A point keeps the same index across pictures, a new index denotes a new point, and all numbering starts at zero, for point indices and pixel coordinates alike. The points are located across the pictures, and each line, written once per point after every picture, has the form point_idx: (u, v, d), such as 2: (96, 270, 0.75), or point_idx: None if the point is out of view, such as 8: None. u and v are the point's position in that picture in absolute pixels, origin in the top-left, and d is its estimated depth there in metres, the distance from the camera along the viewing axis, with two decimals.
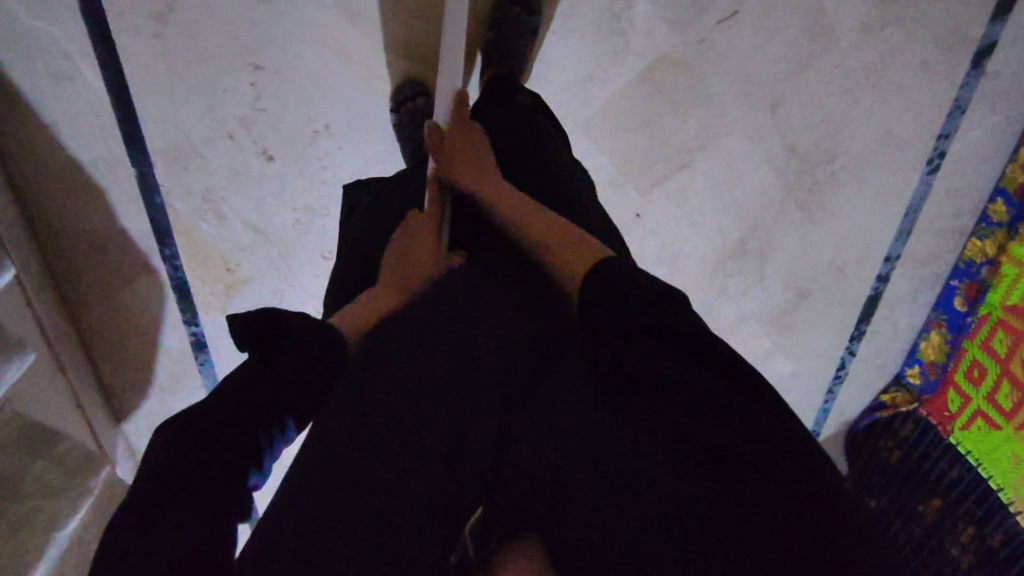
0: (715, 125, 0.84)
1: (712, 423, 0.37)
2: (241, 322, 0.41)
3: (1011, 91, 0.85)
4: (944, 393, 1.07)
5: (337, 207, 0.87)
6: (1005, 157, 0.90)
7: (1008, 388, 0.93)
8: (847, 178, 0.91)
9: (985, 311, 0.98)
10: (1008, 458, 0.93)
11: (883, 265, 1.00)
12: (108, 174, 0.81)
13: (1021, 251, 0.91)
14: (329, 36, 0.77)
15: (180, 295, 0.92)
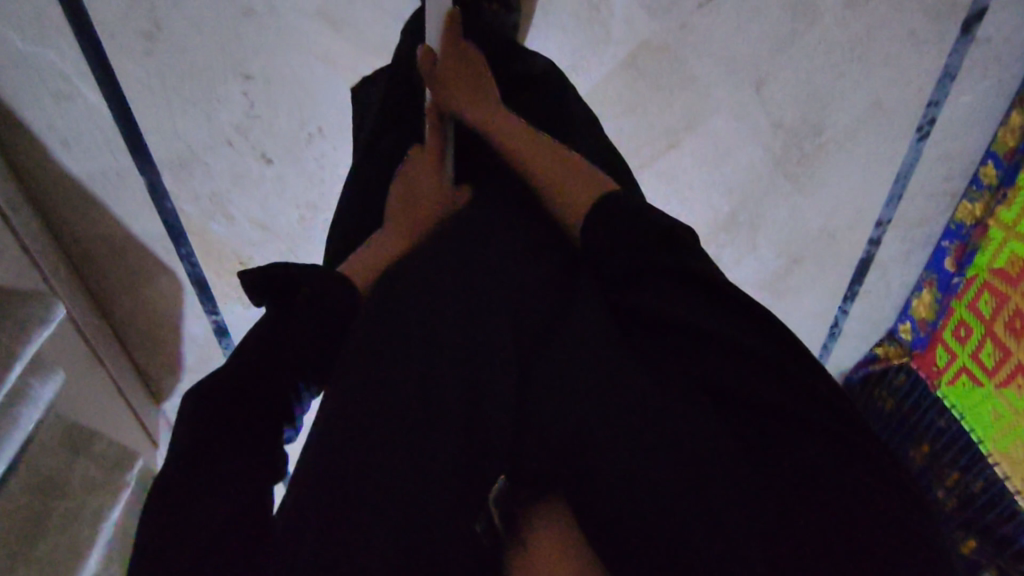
0: (701, 105, 0.85)
1: (706, 350, 0.41)
2: (251, 276, 0.44)
3: (1003, 56, 0.84)
4: (932, 349, 1.09)
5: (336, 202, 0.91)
6: (996, 121, 0.89)
7: (992, 348, 0.96)
8: (836, 149, 0.91)
9: (973, 271, 1.00)
10: (988, 413, 0.97)
11: (875, 229, 1.01)
12: (120, 184, 0.86)
13: (1009, 215, 0.92)
14: (313, 42, 0.78)
15: (199, 288, 0.99)
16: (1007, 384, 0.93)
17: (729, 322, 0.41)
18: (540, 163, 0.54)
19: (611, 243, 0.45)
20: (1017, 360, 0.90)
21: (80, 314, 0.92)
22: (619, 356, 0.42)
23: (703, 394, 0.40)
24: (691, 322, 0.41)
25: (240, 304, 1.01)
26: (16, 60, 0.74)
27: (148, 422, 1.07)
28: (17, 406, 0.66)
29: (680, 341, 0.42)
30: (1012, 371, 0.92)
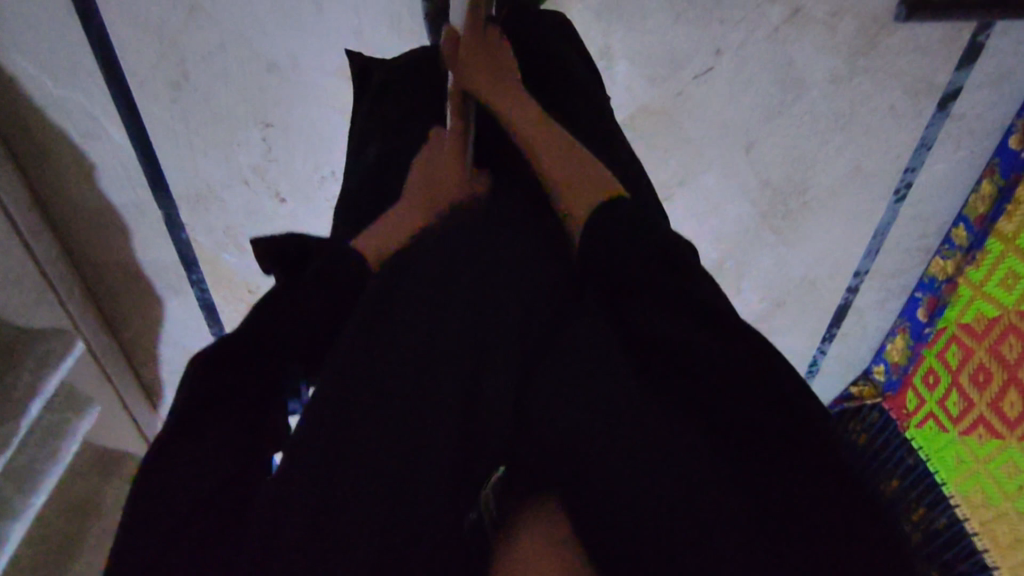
0: (693, 163, 0.91)
1: (712, 376, 0.39)
2: (263, 248, 0.44)
3: (976, 129, 0.89)
4: (904, 393, 1.15)
5: None
6: (968, 187, 0.95)
7: (957, 396, 1.01)
8: (818, 207, 0.97)
9: (942, 323, 1.05)
10: (952, 457, 1.02)
11: (853, 278, 1.07)
12: (138, 216, 0.90)
13: (976, 274, 0.97)
14: (335, 94, 0.83)
15: (208, 311, 1.03)
16: (969, 433, 0.99)
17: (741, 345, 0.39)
18: (546, 147, 0.56)
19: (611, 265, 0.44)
20: (979, 411, 0.96)
21: (91, 335, 0.96)
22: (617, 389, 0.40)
23: (699, 420, 0.38)
24: (698, 347, 0.39)
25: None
26: (49, 103, 0.78)
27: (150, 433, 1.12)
28: (62, 440, 0.80)
29: (692, 364, 0.39)
30: (974, 420, 0.97)
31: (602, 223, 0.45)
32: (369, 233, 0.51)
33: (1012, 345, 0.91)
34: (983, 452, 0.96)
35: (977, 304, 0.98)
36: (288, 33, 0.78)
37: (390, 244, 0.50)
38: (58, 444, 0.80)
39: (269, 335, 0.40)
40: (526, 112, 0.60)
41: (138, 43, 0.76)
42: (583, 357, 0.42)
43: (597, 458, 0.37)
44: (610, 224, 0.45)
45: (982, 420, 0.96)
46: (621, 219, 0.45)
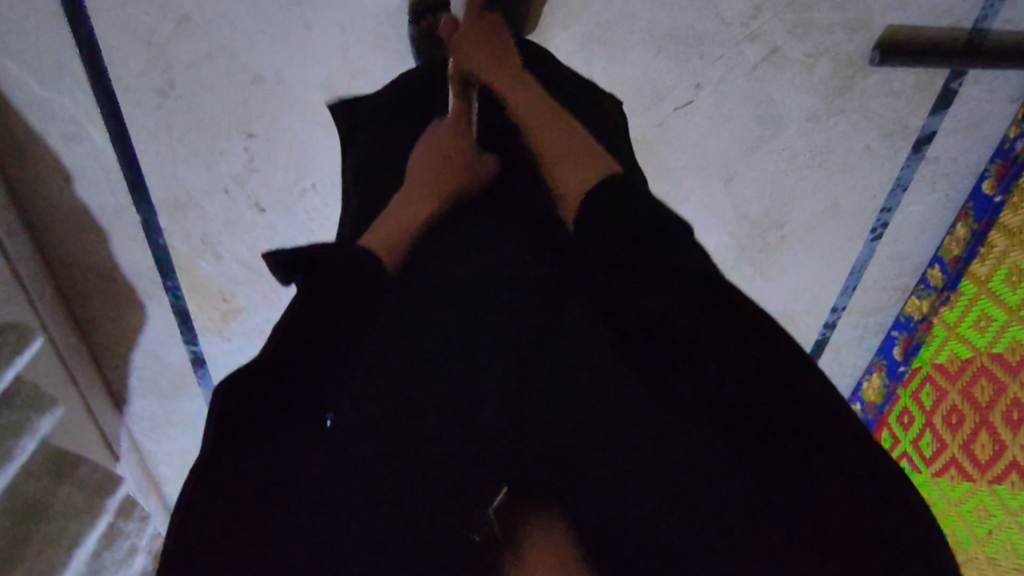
0: (673, 194, 0.92)
1: (716, 367, 0.39)
2: (275, 259, 0.41)
3: (949, 172, 0.92)
4: (879, 431, 1.15)
5: None
6: (943, 228, 0.97)
7: (930, 438, 1.01)
8: (796, 243, 0.98)
9: (917, 363, 1.06)
10: (925, 499, 1.02)
11: (830, 314, 1.08)
12: (116, 219, 0.90)
13: (951, 316, 0.98)
14: (320, 110, 0.84)
15: (181, 319, 1.02)
16: (941, 474, 0.98)
17: (736, 333, 0.39)
18: (544, 124, 0.57)
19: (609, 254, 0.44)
20: (952, 452, 0.96)
21: (60, 336, 0.96)
22: (616, 383, 0.40)
23: (703, 422, 0.38)
24: (710, 341, 0.39)
25: (224, 340, 1.05)
26: (33, 104, 0.79)
27: (114, 440, 1.10)
28: (17, 439, 0.75)
29: (698, 360, 0.39)
30: (947, 461, 0.97)
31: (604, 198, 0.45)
32: (374, 225, 0.52)
33: (983, 387, 0.90)
34: (956, 494, 0.95)
35: (951, 346, 0.98)
36: (276, 47, 0.80)
37: (395, 234, 0.51)
38: (14, 442, 0.75)
39: (299, 334, 0.40)
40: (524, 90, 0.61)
41: (127, 49, 0.77)
42: (578, 348, 0.43)
43: (575, 441, 0.39)
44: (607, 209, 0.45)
45: (955, 461, 0.96)
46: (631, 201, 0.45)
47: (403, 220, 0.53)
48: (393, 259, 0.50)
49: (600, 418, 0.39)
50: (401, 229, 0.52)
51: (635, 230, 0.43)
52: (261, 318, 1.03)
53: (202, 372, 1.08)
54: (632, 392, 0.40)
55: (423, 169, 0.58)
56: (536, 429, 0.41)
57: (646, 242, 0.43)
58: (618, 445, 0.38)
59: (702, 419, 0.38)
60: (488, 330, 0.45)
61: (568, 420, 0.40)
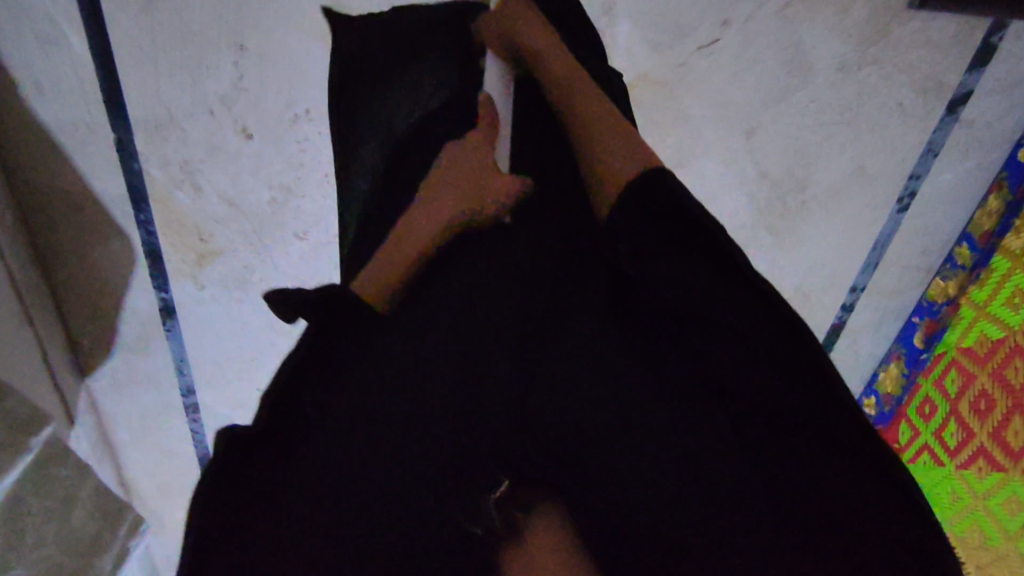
0: (688, 148, 0.87)
1: (728, 346, 0.41)
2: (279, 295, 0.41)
3: (983, 140, 0.87)
4: (895, 425, 1.07)
5: (314, 189, 0.90)
6: (973, 203, 0.92)
7: (955, 427, 0.94)
8: (816, 208, 0.93)
9: (940, 349, 0.99)
10: (947, 494, 0.93)
11: (849, 294, 1.02)
12: (88, 138, 0.82)
13: (979, 294, 0.92)
14: (317, 25, 0.79)
15: (153, 260, 0.94)
16: (966, 466, 0.91)
17: (758, 315, 0.40)
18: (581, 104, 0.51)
19: (637, 249, 0.43)
20: (980, 442, 0.88)
21: (18, 269, 0.87)
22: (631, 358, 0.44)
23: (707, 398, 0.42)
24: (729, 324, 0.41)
25: (197, 288, 0.97)
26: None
27: (71, 399, 1.01)
28: None
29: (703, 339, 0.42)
30: (974, 452, 0.89)
31: (628, 195, 0.43)
32: (373, 266, 0.48)
33: (1018, 369, 0.83)
34: (983, 488, 0.88)
35: (979, 326, 0.91)
36: None
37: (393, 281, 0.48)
38: None
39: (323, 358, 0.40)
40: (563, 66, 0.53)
41: None
42: (596, 341, 0.45)
43: (591, 425, 0.43)
44: (639, 217, 0.43)
45: (982, 452, 0.88)
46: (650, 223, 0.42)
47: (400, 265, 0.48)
48: (386, 300, 0.47)
49: (619, 399, 0.43)
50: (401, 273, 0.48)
51: (664, 238, 0.42)
52: (239, 265, 0.96)
53: (172, 323, 1.00)
54: (638, 376, 0.43)
55: (431, 195, 0.51)
56: (558, 399, 0.44)
57: (674, 247, 0.42)
58: (631, 430, 0.42)
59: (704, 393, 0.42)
60: (501, 318, 0.46)
61: (586, 403, 0.43)
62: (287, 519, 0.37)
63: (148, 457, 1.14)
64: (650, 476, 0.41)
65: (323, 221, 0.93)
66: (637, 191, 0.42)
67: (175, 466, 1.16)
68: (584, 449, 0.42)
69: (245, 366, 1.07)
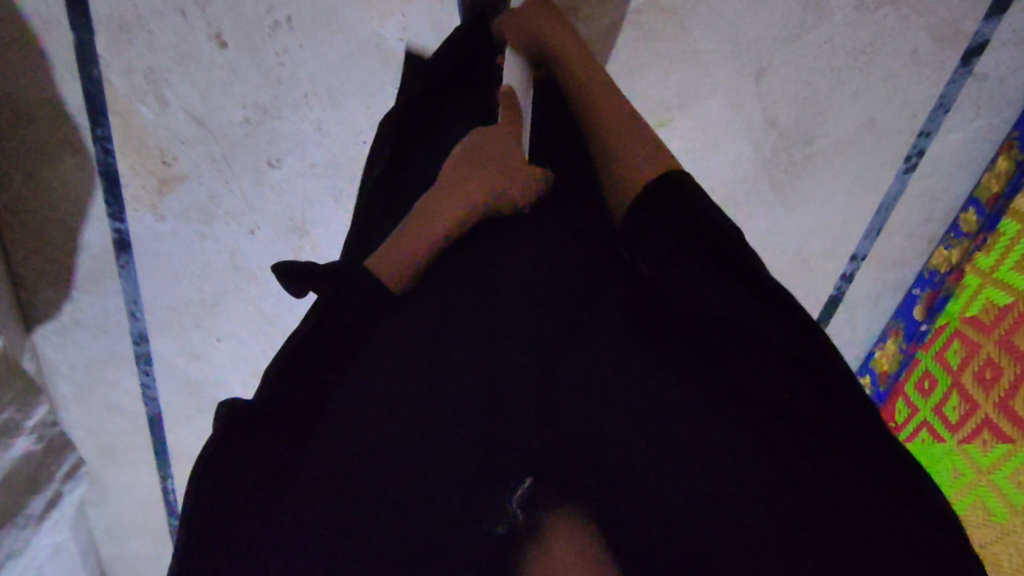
0: (697, 88, 0.82)
1: (749, 355, 0.42)
2: (290, 268, 0.49)
3: (997, 96, 0.84)
4: (893, 403, 1.03)
5: (292, 110, 0.83)
6: (981, 164, 0.89)
7: (957, 400, 0.89)
8: (823, 163, 0.89)
9: (943, 320, 0.95)
10: (948, 472, 0.88)
11: (849, 262, 0.98)
12: (45, 33, 0.74)
13: (987, 259, 0.88)
14: None
15: (107, 185, 0.86)
16: (970, 440, 0.85)
17: (777, 324, 0.42)
18: (604, 108, 0.57)
19: (655, 257, 0.46)
20: (985, 413, 0.83)
21: None
22: (653, 364, 0.44)
23: (730, 413, 0.42)
24: (751, 334, 0.41)
25: (155, 219, 0.89)
26: None
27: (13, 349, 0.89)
28: None
29: (721, 348, 0.43)
30: (977, 425, 0.84)
31: (651, 197, 0.47)
32: (389, 243, 0.50)
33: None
34: (989, 462, 0.81)
35: (986, 292, 0.87)
36: None
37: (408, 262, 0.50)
38: None
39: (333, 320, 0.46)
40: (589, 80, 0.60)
41: None
42: (613, 340, 0.46)
43: (614, 434, 0.42)
44: (659, 219, 0.46)
45: (987, 424, 0.83)
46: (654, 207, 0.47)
47: (416, 249, 0.50)
48: (403, 280, 0.50)
49: (646, 418, 0.42)
50: (416, 256, 0.50)
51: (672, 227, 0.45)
52: (204, 195, 0.88)
53: (128, 258, 0.91)
54: (659, 389, 0.43)
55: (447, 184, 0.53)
56: (570, 416, 0.43)
57: (702, 260, 0.44)
58: (659, 442, 0.41)
59: (725, 404, 0.42)
60: (522, 322, 0.46)
61: (610, 414, 0.43)
62: (289, 463, 0.44)
63: (91, 417, 1.04)
64: (677, 490, 0.40)
65: (300, 148, 0.86)
66: (661, 196, 0.46)
67: (123, 425, 1.06)
68: (604, 455, 0.42)
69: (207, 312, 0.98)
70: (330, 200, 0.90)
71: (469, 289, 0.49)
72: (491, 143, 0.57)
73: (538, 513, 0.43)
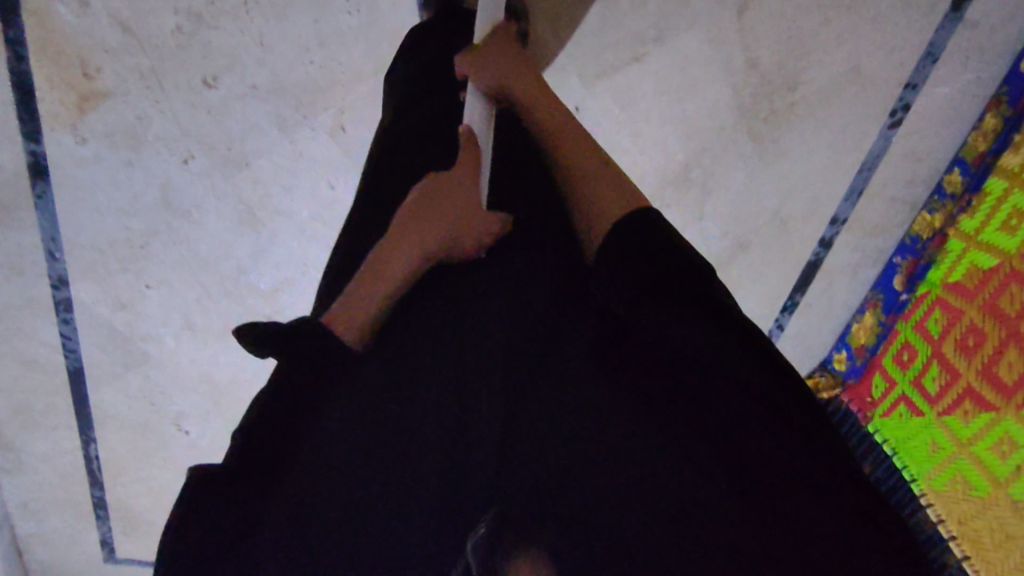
0: (674, 19, 0.79)
1: (726, 396, 0.34)
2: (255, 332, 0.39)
3: (986, 49, 0.80)
4: (868, 378, 0.99)
5: (229, 19, 0.75)
6: (966, 123, 0.85)
7: (937, 371, 0.85)
8: (805, 114, 0.85)
9: (925, 289, 0.92)
10: (928, 446, 0.83)
11: (829, 226, 0.94)
12: None
13: (970, 225, 0.86)
14: None
15: (21, 99, 0.76)
16: (949, 412, 0.82)
17: (760, 366, 0.35)
18: (567, 139, 0.50)
19: (623, 290, 0.38)
20: (966, 382, 0.80)
21: None
22: (628, 406, 0.37)
23: (711, 463, 0.34)
24: (720, 364, 0.35)
25: (76, 141, 0.80)
26: None
27: None
28: None
29: (698, 397, 0.36)
30: (959, 395, 0.81)
31: (624, 234, 0.40)
32: (341, 297, 0.44)
33: (1014, 296, 0.76)
34: (969, 434, 0.78)
35: (970, 259, 0.85)
36: None
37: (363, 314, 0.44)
38: None
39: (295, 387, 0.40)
40: (551, 112, 0.52)
41: None
42: (583, 385, 0.38)
43: (565, 468, 0.36)
44: (632, 249, 0.39)
45: (969, 393, 0.79)
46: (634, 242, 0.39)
47: (370, 300, 0.44)
48: (359, 336, 0.43)
49: (606, 460, 0.35)
50: (370, 308, 0.44)
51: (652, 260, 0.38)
52: (131, 115, 0.79)
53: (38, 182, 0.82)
54: (628, 423, 0.36)
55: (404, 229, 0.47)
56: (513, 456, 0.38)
57: (672, 290, 0.37)
58: (616, 481, 0.35)
59: (704, 449, 0.35)
60: (487, 356, 0.40)
61: (558, 457, 0.36)
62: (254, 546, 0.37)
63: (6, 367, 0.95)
64: (642, 545, 0.33)
65: (241, 65, 0.78)
66: (631, 235, 0.40)
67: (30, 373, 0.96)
68: (563, 489, 0.36)
69: (129, 254, 0.88)
70: (273, 128, 0.83)
71: (415, 329, 0.43)
72: (451, 175, 0.49)
73: (501, 558, 0.35)
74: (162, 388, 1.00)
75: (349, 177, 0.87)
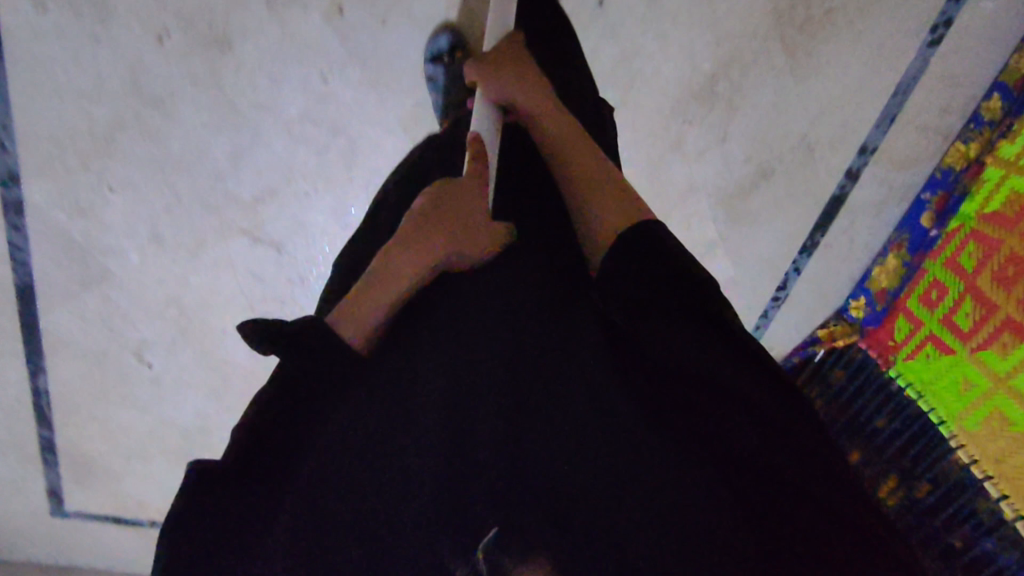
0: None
1: (716, 399, 0.42)
2: (253, 328, 0.40)
3: None
4: (890, 322, 0.91)
5: None
6: (1016, 35, 0.76)
7: (969, 307, 0.76)
8: (843, 26, 0.78)
9: (956, 223, 0.85)
10: (960, 386, 0.72)
11: (857, 155, 0.88)
12: None
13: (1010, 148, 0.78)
14: None
15: None
16: (988, 346, 0.71)
17: (752, 375, 0.42)
18: (584, 161, 0.51)
19: (626, 307, 0.43)
20: (1006, 315, 0.70)
21: None
22: (629, 405, 0.43)
23: (704, 467, 0.41)
24: (715, 379, 0.41)
25: (31, 7, 0.71)
26: None
27: None
28: None
29: (687, 401, 0.43)
30: (998, 328, 0.70)
31: (622, 251, 0.44)
32: (343, 301, 0.45)
33: None
34: (1002, 367, 0.69)
35: (1013, 183, 0.76)
36: None
37: (370, 321, 0.45)
38: None
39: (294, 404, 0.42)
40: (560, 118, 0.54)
41: None
42: (590, 373, 0.44)
43: (563, 471, 0.40)
44: (634, 263, 0.43)
45: (1008, 326, 0.69)
46: (641, 251, 0.43)
47: (375, 311, 0.45)
48: (367, 344, 0.45)
49: (619, 453, 0.41)
50: (374, 318, 0.45)
51: (656, 271, 0.43)
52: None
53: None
54: (639, 431, 0.42)
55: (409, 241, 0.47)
56: (527, 439, 0.41)
57: (667, 305, 0.43)
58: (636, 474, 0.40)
59: (697, 452, 0.42)
60: (499, 353, 0.43)
61: (570, 438, 0.41)
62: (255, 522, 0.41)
63: None
64: (637, 522, 0.38)
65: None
66: (630, 253, 0.43)
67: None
68: (569, 483, 0.39)
69: (106, 148, 0.82)
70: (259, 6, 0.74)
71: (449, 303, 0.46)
72: (461, 187, 0.48)
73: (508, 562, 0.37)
74: (122, 310, 0.98)
75: (344, 68, 0.79)
